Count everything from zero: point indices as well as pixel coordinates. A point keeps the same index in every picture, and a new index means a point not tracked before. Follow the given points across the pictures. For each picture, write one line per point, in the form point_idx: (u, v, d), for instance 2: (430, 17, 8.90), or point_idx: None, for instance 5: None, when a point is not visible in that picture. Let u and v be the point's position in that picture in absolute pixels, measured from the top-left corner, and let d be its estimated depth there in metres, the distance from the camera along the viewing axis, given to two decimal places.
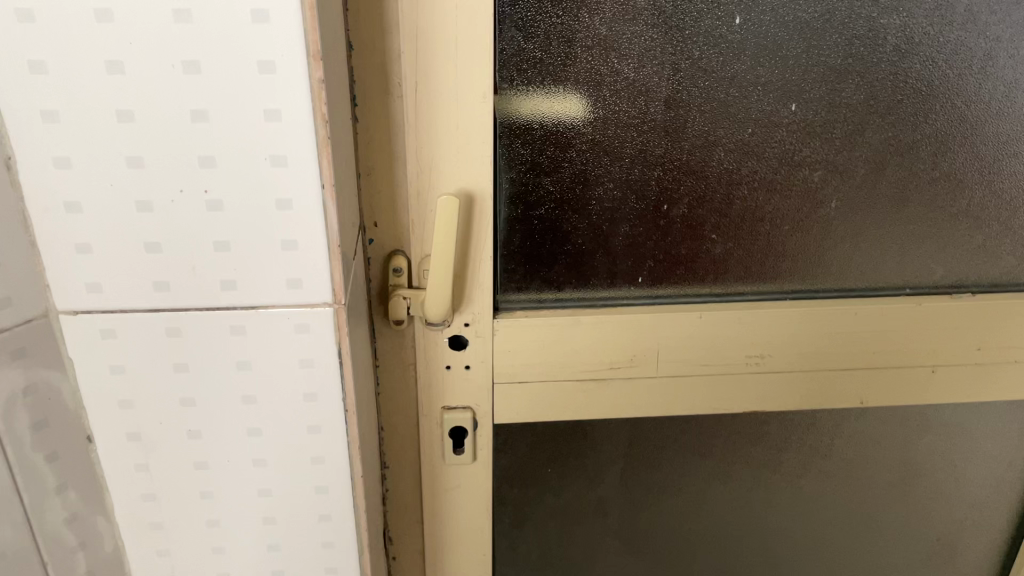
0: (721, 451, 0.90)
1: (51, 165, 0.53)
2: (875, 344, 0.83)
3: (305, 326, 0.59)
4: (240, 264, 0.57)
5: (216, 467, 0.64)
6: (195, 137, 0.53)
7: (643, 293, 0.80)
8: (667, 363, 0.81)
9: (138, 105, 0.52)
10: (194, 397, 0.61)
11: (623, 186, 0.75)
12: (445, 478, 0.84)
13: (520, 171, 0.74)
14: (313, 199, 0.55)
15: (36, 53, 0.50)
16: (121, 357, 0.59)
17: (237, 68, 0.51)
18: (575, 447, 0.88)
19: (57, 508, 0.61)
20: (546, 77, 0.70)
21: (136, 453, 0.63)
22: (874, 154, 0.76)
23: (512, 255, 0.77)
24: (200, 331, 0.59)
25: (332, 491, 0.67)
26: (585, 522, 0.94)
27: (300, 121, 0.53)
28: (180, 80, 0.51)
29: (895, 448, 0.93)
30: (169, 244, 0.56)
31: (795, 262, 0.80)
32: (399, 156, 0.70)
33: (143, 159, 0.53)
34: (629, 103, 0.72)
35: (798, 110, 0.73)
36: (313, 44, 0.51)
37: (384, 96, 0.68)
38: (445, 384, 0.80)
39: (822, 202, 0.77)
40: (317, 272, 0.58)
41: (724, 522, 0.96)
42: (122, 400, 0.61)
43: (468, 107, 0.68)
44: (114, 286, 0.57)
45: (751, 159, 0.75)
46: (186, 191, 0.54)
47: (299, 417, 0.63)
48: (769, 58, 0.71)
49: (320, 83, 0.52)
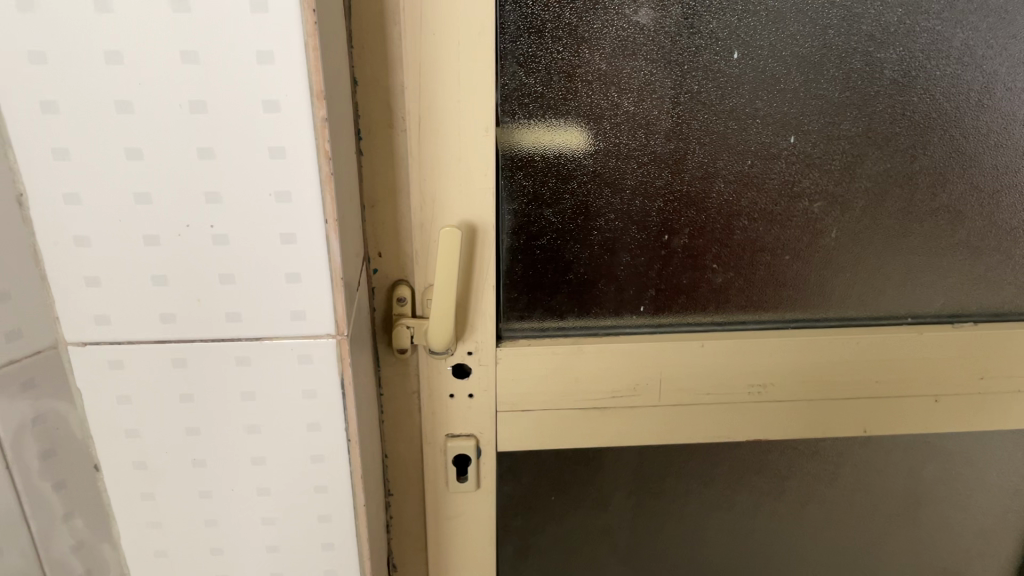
0: (725, 480, 0.90)
1: (61, 202, 0.54)
2: (878, 373, 0.83)
3: (308, 357, 0.60)
4: (245, 296, 0.58)
5: (221, 496, 0.65)
6: (202, 175, 0.54)
7: (645, 322, 0.81)
8: (669, 392, 0.81)
9: (146, 144, 0.53)
10: (200, 426, 0.62)
11: (624, 217, 0.76)
12: (449, 506, 0.85)
13: (522, 202, 0.75)
14: (316, 233, 0.57)
15: (49, 93, 0.51)
16: (128, 388, 0.60)
17: (243, 107, 0.53)
18: (579, 475, 0.88)
19: (65, 535, 0.63)
20: (547, 111, 0.71)
21: (143, 483, 0.64)
22: (873, 185, 0.77)
23: (514, 284, 0.78)
24: (206, 361, 0.60)
25: (335, 519, 0.67)
26: (590, 548, 0.94)
27: (304, 158, 0.54)
28: (187, 118, 0.53)
29: (899, 477, 0.93)
30: (176, 278, 0.57)
31: (797, 291, 0.81)
32: (403, 188, 0.71)
33: (151, 195, 0.55)
34: (629, 136, 0.73)
35: (797, 142, 0.74)
36: (317, 84, 0.53)
37: (388, 130, 0.69)
38: (448, 412, 0.80)
39: (822, 232, 0.78)
40: (320, 304, 0.59)
41: (729, 550, 0.96)
42: (129, 430, 0.62)
43: (471, 141, 0.69)
44: (121, 318, 0.58)
45: (750, 191, 0.76)
46: (192, 226, 0.56)
47: (302, 447, 0.64)
48: (768, 92, 0.72)
49: (324, 121, 0.54)
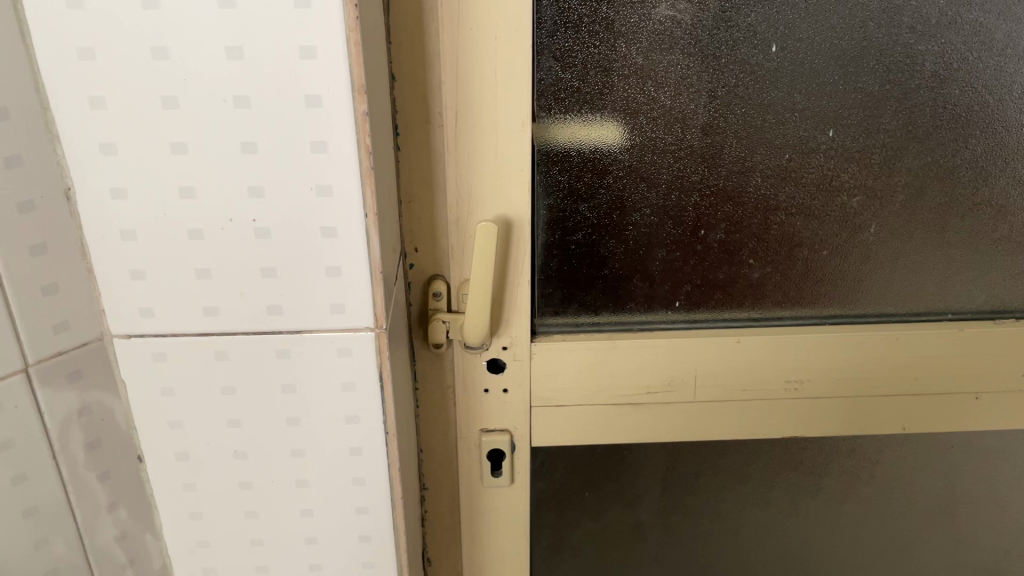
0: (760, 477, 0.90)
1: (108, 196, 0.55)
2: (917, 370, 0.82)
3: (348, 350, 0.61)
4: (287, 289, 0.59)
5: (261, 487, 0.66)
6: (246, 170, 0.55)
7: (680, 318, 0.81)
8: (704, 388, 0.81)
9: (190, 139, 0.54)
10: (241, 418, 0.63)
11: (660, 212, 0.76)
12: (483, 500, 0.85)
13: (558, 197, 0.75)
14: (357, 226, 0.57)
15: (97, 89, 0.52)
16: (172, 380, 0.61)
17: (287, 103, 0.53)
18: (613, 472, 0.88)
19: (109, 525, 0.65)
20: (584, 106, 0.71)
21: (184, 474, 0.65)
22: (913, 179, 0.76)
23: (549, 280, 0.78)
24: (247, 353, 0.61)
25: (373, 511, 0.68)
26: (623, 545, 0.94)
27: (346, 152, 0.55)
28: (230, 113, 0.53)
29: (937, 475, 0.92)
30: (219, 272, 0.58)
31: (834, 287, 0.80)
32: (440, 184, 0.72)
33: (195, 190, 0.55)
34: (666, 130, 0.73)
35: (836, 136, 0.74)
36: (358, 79, 0.53)
37: (425, 126, 0.69)
38: (483, 407, 0.81)
39: (861, 227, 0.77)
40: (360, 297, 0.59)
41: (763, 548, 0.95)
42: (172, 421, 0.63)
43: (508, 136, 0.70)
44: (165, 311, 0.59)
45: (788, 185, 0.75)
46: (235, 220, 0.56)
47: (341, 440, 0.65)
48: (806, 86, 0.72)
49: (365, 115, 0.54)
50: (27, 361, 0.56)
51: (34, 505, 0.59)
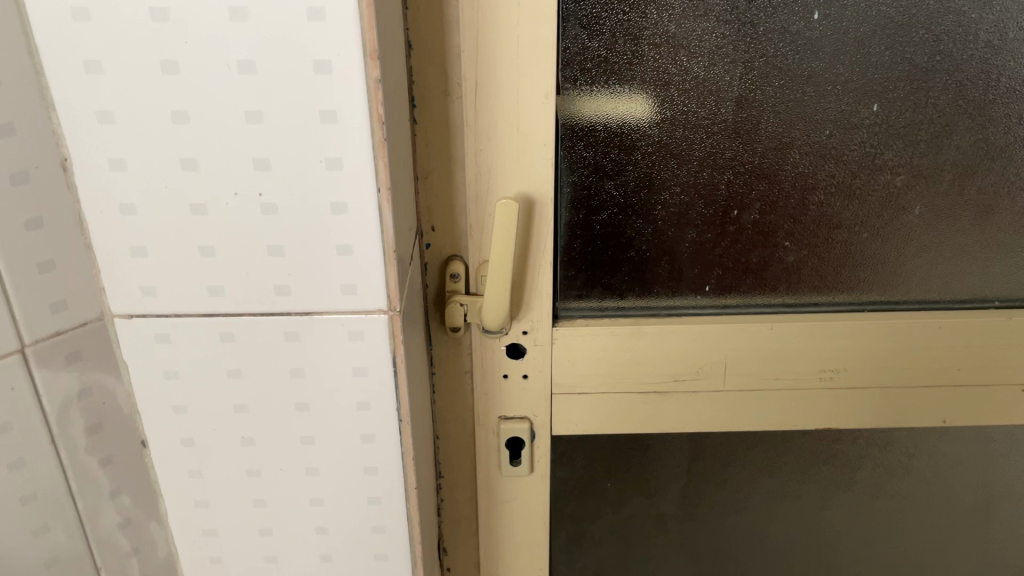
0: (791, 470, 0.86)
1: (106, 167, 0.53)
2: (960, 360, 0.78)
3: (359, 333, 0.58)
4: (295, 269, 0.55)
5: (268, 475, 0.63)
6: (251, 140, 0.52)
7: (710, 303, 0.77)
8: (733, 376, 0.77)
9: (192, 107, 0.51)
10: (247, 403, 0.60)
11: (690, 190, 0.72)
12: (501, 490, 0.82)
13: (582, 174, 0.71)
14: (368, 202, 0.54)
15: (93, 53, 0.49)
16: (176, 362, 0.58)
17: (294, 68, 0.50)
18: (637, 462, 0.84)
19: (111, 513, 0.62)
20: (611, 77, 0.67)
21: (189, 460, 0.62)
22: (961, 157, 0.71)
23: (572, 262, 0.75)
24: (255, 336, 0.58)
25: (386, 502, 0.65)
26: (647, 537, 0.90)
27: (356, 122, 0.51)
28: (235, 80, 0.50)
29: (978, 471, 0.87)
30: (224, 250, 0.55)
31: (874, 272, 0.76)
32: (458, 159, 0.68)
33: (198, 162, 0.52)
34: (698, 104, 0.68)
35: (880, 110, 0.69)
36: (370, 43, 0.49)
37: (443, 97, 0.66)
38: (502, 394, 0.78)
39: (905, 208, 0.73)
40: (372, 278, 0.56)
41: (793, 543, 0.91)
42: (176, 406, 0.60)
43: (530, 109, 0.66)
44: (167, 291, 0.56)
45: (828, 163, 0.71)
46: (241, 194, 0.53)
47: (352, 428, 0.62)
48: (849, 56, 0.67)
49: (377, 83, 0.51)
50: (24, 341, 0.54)
51: (32, 491, 0.57)
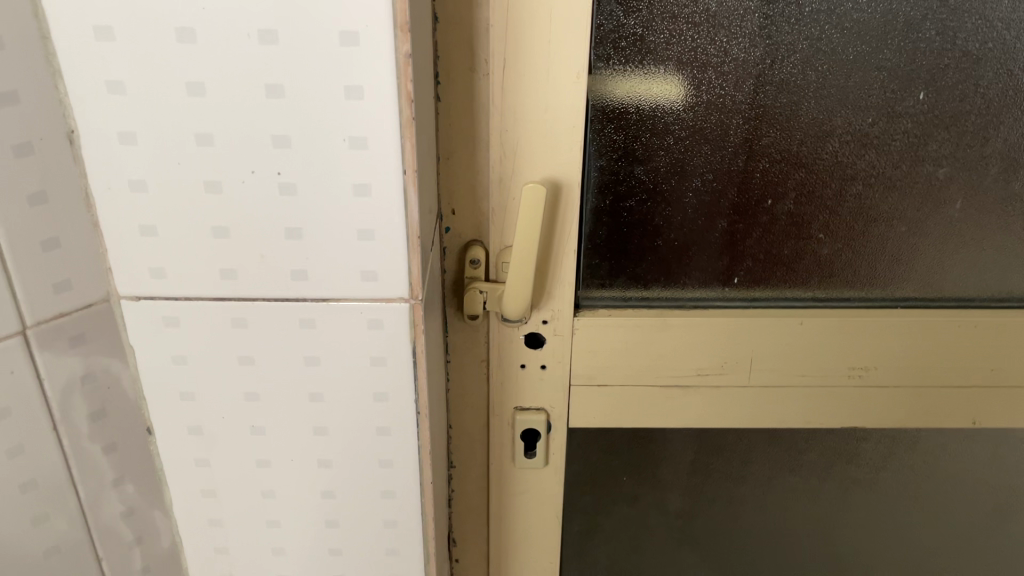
0: (812, 468, 0.83)
1: (115, 141, 0.49)
2: (995, 360, 0.75)
3: (379, 322, 0.55)
4: (313, 253, 0.53)
5: (279, 466, 0.61)
6: (270, 114, 0.49)
7: (738, 296, 0.74)
8: (759, 372, 0.75)
9: (209, 77, 0.48)
10: (258, 392, 0.58)
11: (723, 178, 0.69)
12: (514, 481, 0.80)
13: (611, 158, 0.68)
14: (393, 184, 0.51)
15: (104, 18, 0.46)
16: (184, 347, 0.56)
17: (318, 40, 0.47)
18: (655, 457, 0.82)
19: (115, 502, 0.59)
20: (646, 56, 0.64)
21: (196, 449, 0.60)
22: (1008, 150, 0.68)
23: (596, 250, 0.72)
24: (268, 322, 0.55)
25: (399, 497, 0.62)
26: (661, 533, 0.88)
27: (383, 100, 0.48)
28: (255, 51, 0.47)
29: (1004, 474, 0.84)
30: (239, 231, 0.52)
31: (910, 268, 0.73)
32: (482, 140, 0.65)
33: (213, 137, 0.49)
34: (735, 87, 0.65)
35: (927, 99, 0.66)
36: (401, 14, 0.46)
37: (470, 74, 0.62)
38: (518, 383, 0.75)
39: (946, 202, 0.70)
40: (395, 265, 0.53)
41: (811, 542, 0.89)
42: (184, 392, 0.58)
43: (560, 89, 0.63)
44: (177, 272, 0.53)
45: (869, 152, 0.68)
46: (258, 172, 0.50)
47: (367, 420, 0.59)
48: (897, 40, 0.64)
49: (407, 57, 0.47)
50: (25, 323, 0.51)
51: (32, 478, 0.54)
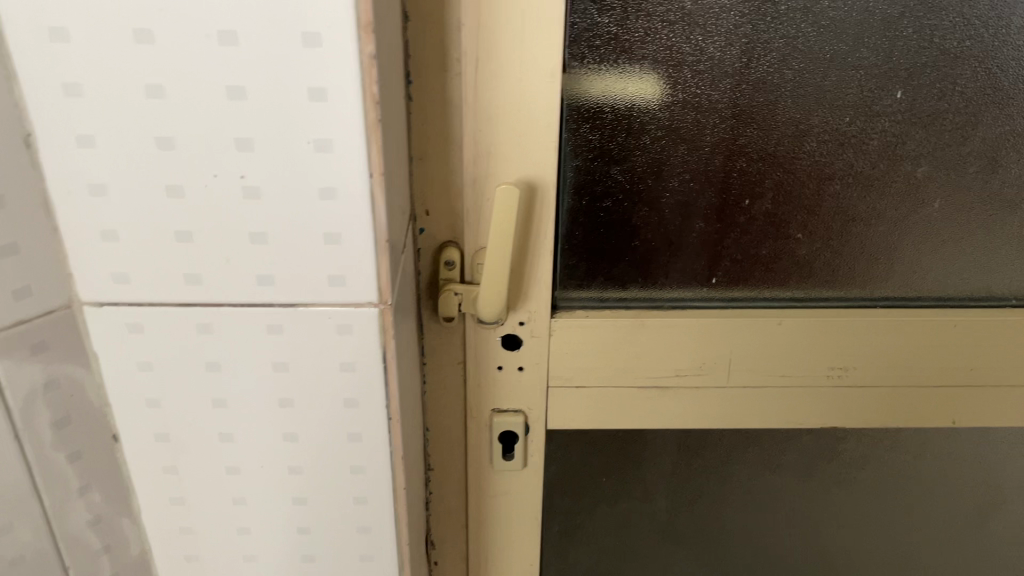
0: (792, 468, 0.83)
1: (74, 144, 0.48)
2: (974, 359, 0.75)
3: (348, 327, 0.54)
4: (279, 258, 0.52)
5: (249, 473, 0.60)
6: (233, 116, 0.47)
7: (716, 296, 0.73)
8: (737, 372, 0.74)
9: (169, 79, 0.46)
10: (226, 398, 0.57)
11: (700, 177, 0.68)
12: (493, 483, 0.79)
13: (587, 158, 0.67)
14: (360, 187, 0.50)
15: (59, 19, 0.45)
16: (150, 353, 0.55)
17: (280, 41, 0.45)
18: (634, 458, 0.81)
19: (82, 511, 0.58)
20: (622, 55, 0.63)
21: (164, 456, 0.59)
22: (987, 149, 0.68)
23: (573, 250, 0.71)
24: (235, 328, 0.54)
25: (372, 503, 0.61)
26: (641, 534, 0.87)
27: (348, 102, 0.47)
28: (215, 52, 0.46)
29: (984, 472, 0.84)
30: (203, 236, 0.51)
31: (888, 268, 0.72)
32: (456, 140, 0.64)
33: (175, 140, 0.48)
34: (712, 86, 0.64)
35: (904, 98, 0.65)
36: (365, 15, 0.45)
37: (441, 73, 0.61)
38: (495, 385, 0.74)
39: (924, 201, 0.69)
40: (363, 269, 0.52)
41: (792, 541, 0.89)
42: (150, 399, 0.57)
43: (533, 88, 0.62)
44: (141, 277, 0.52)
45: (847, 152, 0.67)
46: (221, 175, 0.49)
47: (338, 426, 0.58)
48: (874, 38, 0.63)
49: (372, 58, 0.46)
50: None
51: None
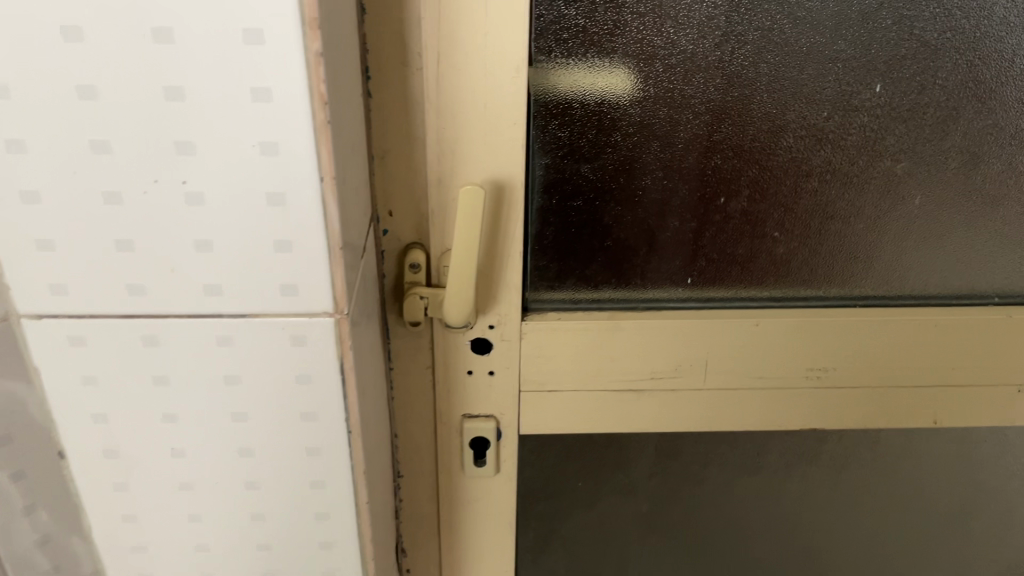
0: (772, 469, 0.81)
1: (3, 150, 0.45)
2: (956, 359, 0.73)
3: (302, 338, 0.51)
4: (226, 267, 0.49)
5: (204, 489, 0.57)
6: (173, 119, 0.45)
7: (692, 296, 0.71)
8: (715, 374, 0.72)
9: (101, 79, 0.44)
10: (176, 413, 0.54)
11: (673, 175, 0.65)
12: (465, 490, 0.77)
13: (556, 156, 0.64)
14: (310, 193, 0.47)
15: None
16: (94, 367, 0.52)
17: (220, 39, 0.43)
18: (610, 462, 0.79)
19: (27, 529, 0.56)
20: (590, 49, 0.60)
21: (113, 473, 0.56)
22: (968, 144, 0.66)
23: (544, 251, 0.68)
24: (182, 340, 0.51)
25: (334, 518, 0.59)
26: (619, 537, 0.85)
27: (295, 103, 0.44)
28: (149, 51, 0.43)
29: (966, 471, 0.83)
30: (145, 245, 0.48)
31: (869, 266, 0.70)
32: (418, 138, 0.61)
33: (110, 145, 0.45)
34: (684, 80, 0.62)
35: (883, 92, 0.63)
36: (310, 10, 0.42)
37: (402, 68, 0.59)
38: (465, 390, 0.72)
39: (905, 197, 0.67)
40: (316, 278, 0.49)
41: (773, 543, 0.87)
42: (95, 414, 0.54)
43: (498, 84, 0.59)
44: (80, 288, 0.49)
45: (825, 147, 0.65)
46: (161, 181, 0.46)
47: (295, 440, 0.55)
48: (852, 30, 0.61)
49: (319, 56, 0.44)
50: None
51: None
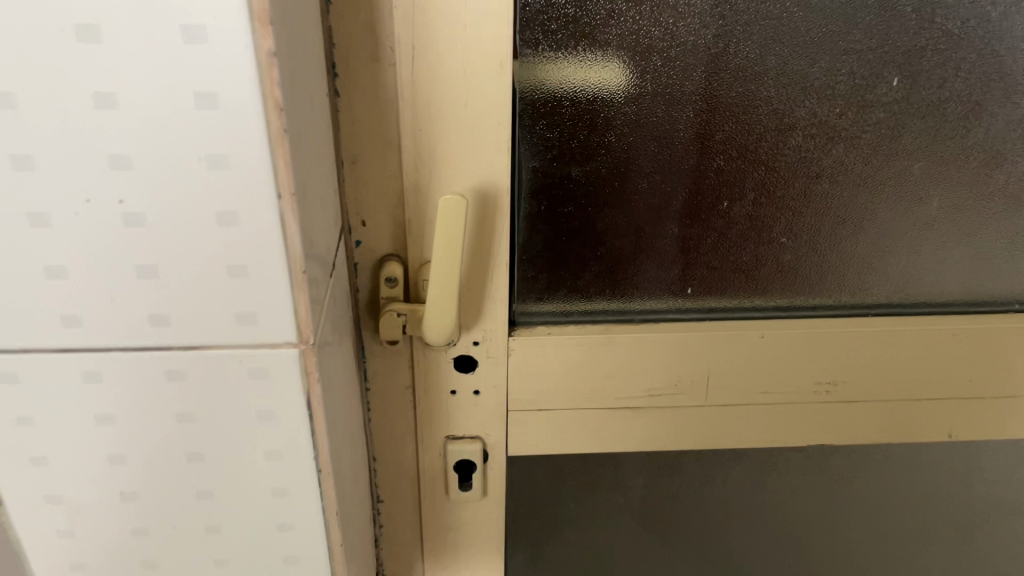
0: (775, 486, 0.76)
1: None
2: (973, 370, 0.68)
3: (263, 372, 0.46)
4: (174, 295, 0.43)
5: (159, 534, 0.52)
6: (106, 130, 0.39)
7: (693, 306, 0.66)
8: (717, 390, 0.67)
9: (20, 85, 0.38)
10: (125, 454, 0.48)
11: (672, 177, 0.60)
12: (450, 514, 0.72)
13: (545, 158, 0.59)
14: (267, 212, 0.41)
15: None
16: (28, 406, 0.46)
17: (156, 37, 0.37)
18: (604, 481, 0.74)
19: None
20: (582, 40, 0.55)
21: (57, 519, 0.51)
22: (991, 140, 0.61)
23: (532, 260, 0.63)
24: (128, 375, 0.45)
25: (304, 563, 0.54)
26: (613, 559, 0.81)
27: (245, 110, 0.39)
28: (73, 51, 0.37)
29: (979, 485, 0.78)
30: (79, 272, 0.42)
31: (881, 273, 0.65)
32: (392, 141, 0.55)
33: (34, 160, 0.39)
34: (685, 75, 0.56)
35: (901, 86, 0.58)
36: (260, 4, 0.37)
37: (373, 64, 0.53)
38: (449, 411, 0.67)
39: (921, 199, 0.62)
40: (276, 306, 0.44)
41: (776, 562, 0.82)
42: (33, 457, 0.48)
43: (481, 80, 0.53)
44: (7, 320, 0.43)
45: (836, 146, 0.59)
46: (94, 200, 0.40)
47: (259, 480, 0.50)
48: (868, 18, 0.56)
49: (271, 57, 0.38)
50: None
51: None
